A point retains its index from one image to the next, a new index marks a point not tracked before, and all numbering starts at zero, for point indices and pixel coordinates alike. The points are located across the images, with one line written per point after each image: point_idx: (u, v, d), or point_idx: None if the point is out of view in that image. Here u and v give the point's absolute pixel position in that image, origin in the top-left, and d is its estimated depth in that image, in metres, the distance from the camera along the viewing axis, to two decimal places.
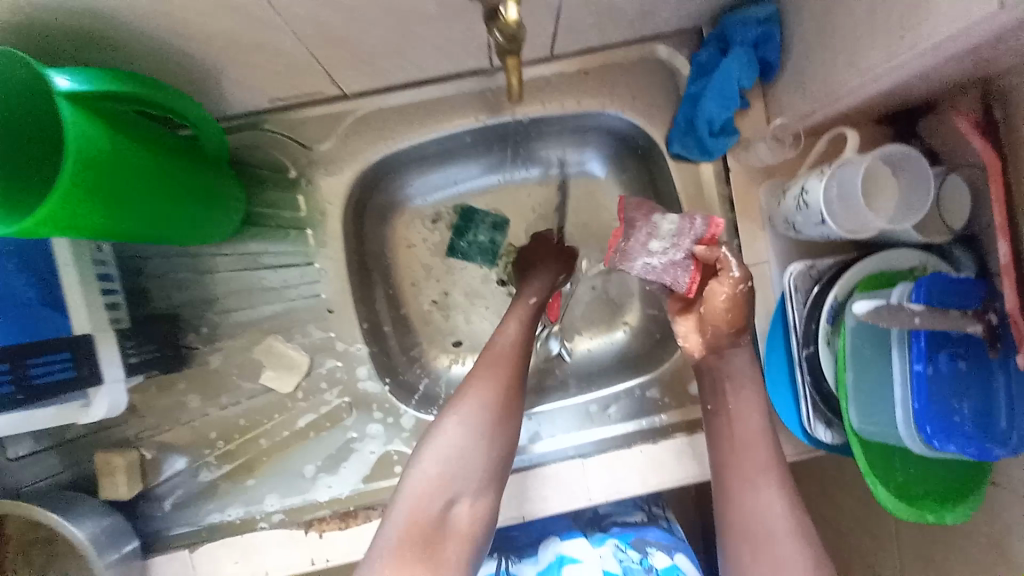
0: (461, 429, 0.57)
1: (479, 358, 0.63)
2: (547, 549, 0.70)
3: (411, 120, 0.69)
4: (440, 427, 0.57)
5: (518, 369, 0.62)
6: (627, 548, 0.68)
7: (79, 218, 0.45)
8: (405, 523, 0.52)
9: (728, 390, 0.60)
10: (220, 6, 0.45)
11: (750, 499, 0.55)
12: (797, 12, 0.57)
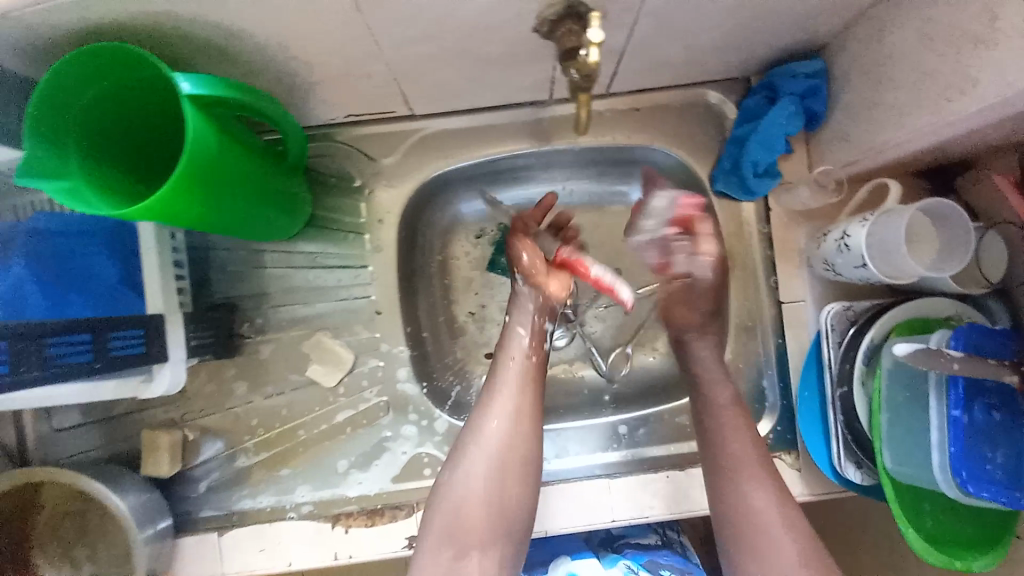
0: (490, 440, 0.59)
1: (502, 360, 0.64)
2: (557, 566, 0.70)
3: (470, 142, 0.74)
4: (471, 434, 0.60)
5: (540, 375, 0.64)
6: (639, 569, 0.68)
7: (175, 209, 0.48)
8: (441, 519, 0.57)
9: None
10: (328, 32, 0.50)
11: (750, 505, 0.58)
12: (845, 71, 0.61)
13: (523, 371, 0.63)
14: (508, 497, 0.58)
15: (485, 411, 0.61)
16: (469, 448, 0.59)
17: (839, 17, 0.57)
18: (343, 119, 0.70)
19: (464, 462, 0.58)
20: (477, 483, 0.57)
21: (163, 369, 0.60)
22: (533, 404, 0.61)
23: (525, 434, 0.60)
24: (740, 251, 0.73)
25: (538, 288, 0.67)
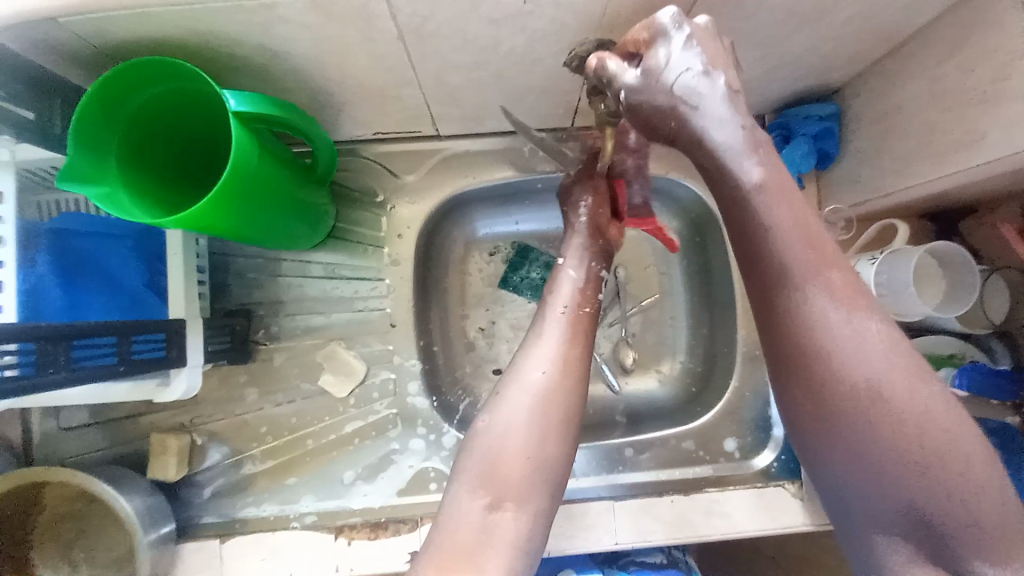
0: (531, 383, 0.51)
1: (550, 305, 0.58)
2: None
3: (491, 164, 0.76)
4: (506, 388, 0.51)
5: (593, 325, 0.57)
6: None
7: (209, 218, 0.50)
8: (479, 468, 0.47)
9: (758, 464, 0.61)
10: (370, 60, 0.52)
11: (813, 318, 0.41)
12: (856, 117, 0.64)
13: (573, 319, 0.56)
14: (550, 449, 0.49)
15: (528, 357, 0.53)
16: (508, 392, 0.51)
17: (852, 66, 0.60)
18: (370, 137, 0.71)
19: (503, 405, 0.50)
20: (517, 429, 0.49)
21: (180, 374, 0.61)
22: (581, 352, 0.54)
23: (572, 382, 0.51)
24: None
25: (600, 225, 0.64)
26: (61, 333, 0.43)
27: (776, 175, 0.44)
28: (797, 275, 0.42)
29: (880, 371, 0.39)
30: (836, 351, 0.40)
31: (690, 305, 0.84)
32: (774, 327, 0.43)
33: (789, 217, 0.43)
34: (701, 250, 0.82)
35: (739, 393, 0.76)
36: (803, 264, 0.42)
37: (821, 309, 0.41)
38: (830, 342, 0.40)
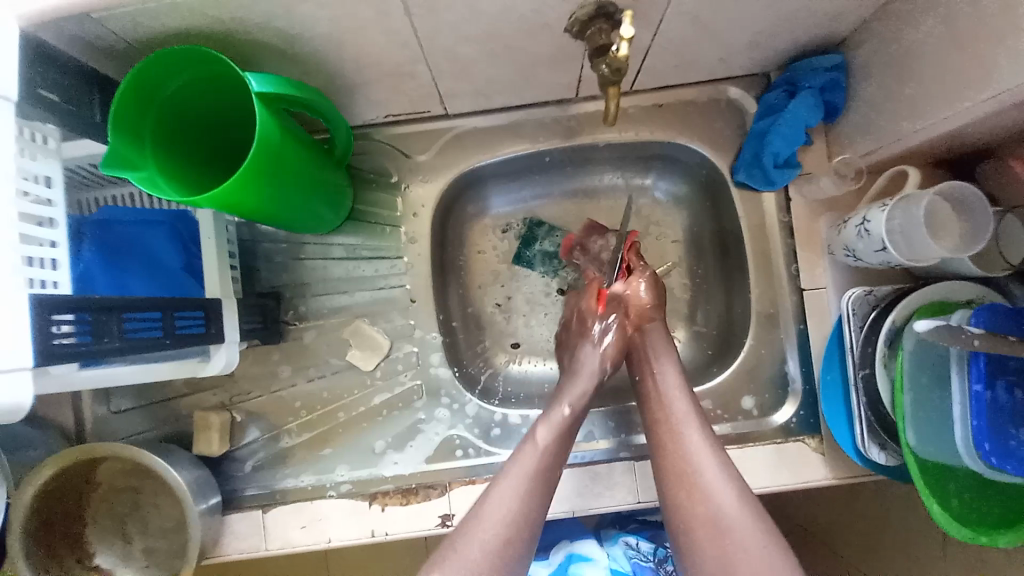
0: (485, 530, 0.56)
1: (513, 454, 0.63)
2: (558, 551, 0.77)
3: (501, 140, 0.78)
4: (465, 529, 0.56)
5: (549, 475, 0.61)
6: (640, 542, 0.77)
7: (237, 196, 0.54)
8: None
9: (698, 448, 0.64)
10: (380, 36, 0.55)
11: (683, 437, 0.60)
12: (863, 64, 0.64)
13: (534, 469, 0.61)
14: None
15: (487, 497, 0.58)
16: (466, 533, 0.56)
17: (857, 13, 0.60)
18: (384, 119, 0.75)
19: (459, 547, 0.55)
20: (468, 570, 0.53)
21: (220, 349, 0.65)
22: (537, 505, 0.59)
23: (527, 526, 0.57)
24: (761, 241, 0.76)
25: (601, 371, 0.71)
26: (111, 305, 0.47)
27: (675, 385, 0.66)
28: (677, 423, 0.62)
29: (726, 497, 0.56)
30: (696, 452, 0.59)
31: (703, 269, 0.85)
32: (663, 432, 0.62)
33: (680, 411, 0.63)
34: (713, 213, 0.83)
35: (756, 351, 0.76)
36: (684, 425, 0.62)
37: (692, 446, 0.60)
38: (692, 463, 0.58)
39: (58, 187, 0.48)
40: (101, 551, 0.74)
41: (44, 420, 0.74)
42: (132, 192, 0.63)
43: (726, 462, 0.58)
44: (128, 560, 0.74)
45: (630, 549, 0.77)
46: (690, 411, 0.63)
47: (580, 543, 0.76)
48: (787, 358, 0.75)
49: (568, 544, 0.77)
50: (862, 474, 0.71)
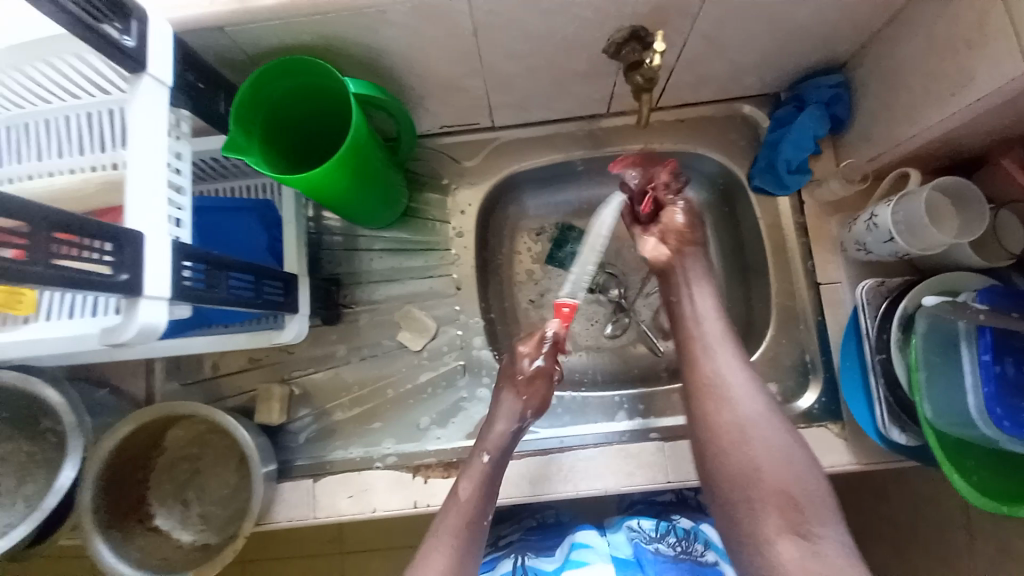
0: None
1: (441, 511, 0.65)
2: (563, 545, 0.77)
3: (539, 148, 0.88)
4: None
5: (476, 526, 0.64)
6: (641, 523, 0.79)
7: (326, 180, 0.63)
8: None
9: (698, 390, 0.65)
10: (449, 53, 0.66)
11: (715, 357, 0.66)
12: (863, 81, 0.73)
13: (461, 525, 0.63)
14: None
15: (424, 564, 0.61)
16: None
17: (854, 38, 0.70)
18: (436, 131, 0.86)
19: None
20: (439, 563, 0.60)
21: (292, 318, 0.73)
22: (469, 557, 0.62)
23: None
24: (777, 240, 0.83)
25: (520, 417, 0.72)
26: (222, 262, 0.56)
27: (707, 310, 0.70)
28: (709, 343, 0.67)
29: (751, 413, 0.61)
30: (728, 377, 0.64)
31: (724, 270, 0.92)
32: (691, 346, 0.67)
33: (710, 324, 0.68)
34: (731, 218, 0.90)
35: (776, 341, 0.81)
36: (717, 345, 0.67)
37: (727, 364, 0.65)
38: (722, 378, 0.64)
39: (186, 162, 0.55)
40: (161, 514, 0.78)
41: (121, 390, 0.82)
42: (235, 186, 0.76)
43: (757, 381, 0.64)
44: (186, 524, 0.78)
45: (631, 531, 0.78)
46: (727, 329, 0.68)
47: (579, 532, 0.77)
48: (806, 348, 0.80)
49: (568, 537, 0.77)
50: (884, 460, 0.74)
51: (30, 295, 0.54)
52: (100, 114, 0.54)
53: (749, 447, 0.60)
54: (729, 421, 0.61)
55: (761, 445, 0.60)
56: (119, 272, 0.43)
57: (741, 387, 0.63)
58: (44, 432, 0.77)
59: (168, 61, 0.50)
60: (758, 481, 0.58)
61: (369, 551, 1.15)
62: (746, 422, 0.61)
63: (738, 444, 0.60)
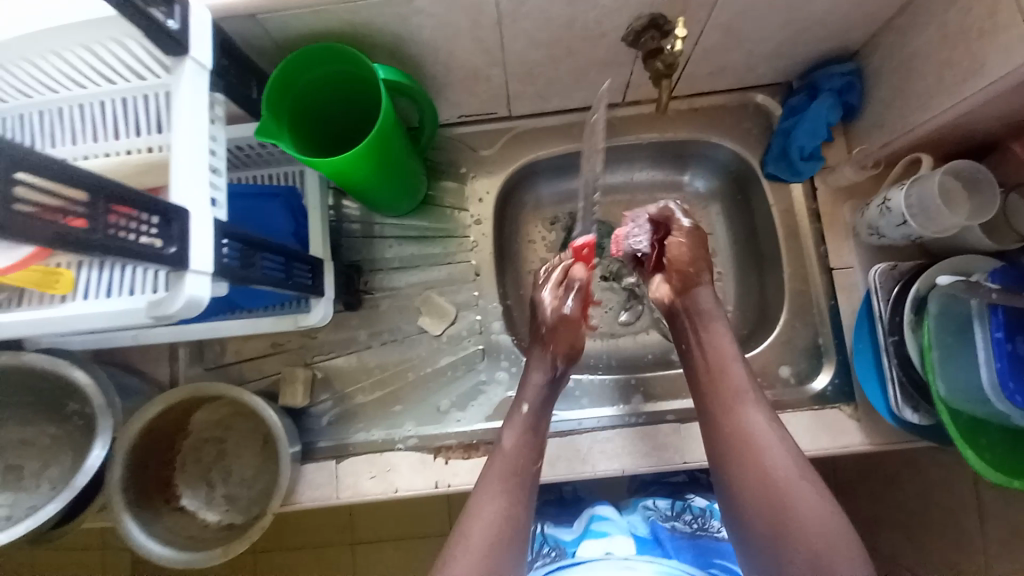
0: (471, 552, 0.58)
1: (484, 471, 0.65)
2: (581, 518, 0.81)
3: (555, 137, 0.90)
4: (449, 563, 0.58)
5: (520, 485, 0.63)
6: (658, 503, 0.83)
7: (355, 165, 0.64)
8: None
9: (730, 407, 0.65)
10: (473, 42, 0.67)
11: (743, 411, 0.65)
12: (876, 69, 0.75)
13: (507, 478, 0.63)
14: (512, 543, 0.60)
15: (472, 517, 0.61)
16: (456, 559, 0.58)
17: (867, 26, 0.72)
18: (455, 120, 0.88)
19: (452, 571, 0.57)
20: (494, 508, 0.61)
21: (318, 302, 0.75)
22: (517, 513, 0.61)
23: (512, 542, 0.60)
24: (791, 226, 0.84)
25: (551, 367, 0.73)
26: (257, 242, 0.58)
27: (730, 353, 0.69)
28: (738, 394, 0.66)
29: (784, 466, 0.60)
30: (756, 431, 0.63)
31: (737, 257, 0.93)
32: (717, 397, 0.67)
33: (736, 374, 0.67)
34: (744, 205, 0.92)
35: (790, 324, 0.83)
36: (745, 396, 0.66)
37: (754, 418, 0.64)
38: (749, 431, 0.63)
39: (221, 144, 0.54)
40: (187, 494, 0.80)
41: (146, 374, 0.83)
42: (262, 174, 0.78)
43: (785, 435, 0.63)
44: (212, 505, 0.80)
45: (648, 511, 0.82)
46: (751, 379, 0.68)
47: (598, 505, 0.81)
48: (818, 331, 0.82)
49: (588, 510, 0.81)
50: (897, 440, 0.76)
51: (67, 275, 0.53)
52: (135, 99, 0.56)
53: (785, 501, 0.58)
54: (761, 474, 0.60)
55: (797, 498, 0.57)
56: (168, 245, 0.44)
57: (770, 439, 0.62)
58: (70, 415, 0.76)
59: (207, 45, 0.51)
60: (791, 536, 0.56)
61: (379, 542, 1.14)
62: (780, 473, 0.60)
63: (772, 495, 0.58)
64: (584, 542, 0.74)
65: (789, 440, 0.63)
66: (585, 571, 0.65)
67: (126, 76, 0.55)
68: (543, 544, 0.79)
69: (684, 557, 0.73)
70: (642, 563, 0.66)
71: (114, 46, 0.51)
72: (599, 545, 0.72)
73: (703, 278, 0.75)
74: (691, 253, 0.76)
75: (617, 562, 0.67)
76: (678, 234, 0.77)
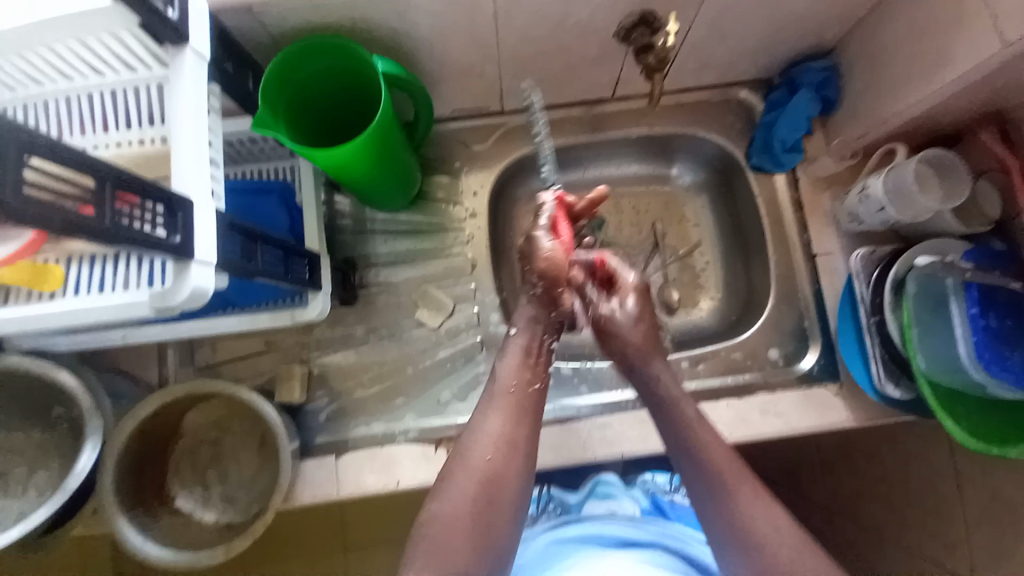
0: (472, 469, 0.57)
1: (484, 396, 0.65)
2: (588, 480, 0.91)
3: (546, 131, 0.91)
4: (447, 481, 0.57)
5: (526, 417, 0.63)
6: (656, 477, 0.92)
7: (355, 157, 0.64)
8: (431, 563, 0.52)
9: (713, 471, 0.60)
10: (467, 36, 0.68)
11: (724, 487, 0.59)
12: (851, 64, 0.78)
13: (513, 402, 0.63)
14: (512, 459, 0.59)
15: (472, 441, 0.60)
16: (454, 475, 0.58)
17: (844, 24, 0.76)
18: (446, 114, 0.88)
19: (449, 488, 0.57)
20: (495, 424, 0.61)
21: (315, 296, 0.75)
22: (521, 435, 0.61)
23: (514, 463, 0.59)
24: (775, 215, 0.88)
25: (541, 296, 0.71)
26: (259, 234, 0.59)
27: (702, 427, 0.63)
28: (715, 460, 0.60)
29: (774, 530, 0.55)
30: (739, 502, 0.57)
31: (724, 247, 0.96)
32: (693, 459, 0.61)
33: (708, 441, 0.62)
34: (730, 196, 0.95)
35: (776, 310, 0.86)
36: (721, 463, 0.60)
37: (734, 487, 0.58)
38: (735, 504, 0.57)
39: (218, 137, 0.54)
40: (182, 496, 0.78)
41: (136, 377, 0.81)
42: (256, 170, 0.78)
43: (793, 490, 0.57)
44: (208, 505, 0.78)
45: (646, 484, 0.90)
46: (719, 440, 0.62)
47: (604, 473, 0.89)
48: (804, 316, 0.85)
49: (594, 475, 0.90)
50: (880, 418, 0.79)
51: (59, 270, 0.52)
52: (124, 91, 0.55)
53: (778, 565, 0.53)
54: (753, 544, 0.55)
55: (788, 571, 0.53)
56: (172, 235, 0.44)
57: (751, 504, 0.57)
58: (55, 421, 0.73)
59: (206, 35, 0.51)
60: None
61: (370, 545, 1.11)
62: (768, 533, 0.55)
63: (769, 561, 0.54)
64: (589, 501, 0.85)
65: (772, 509, 0.57)
66: (596, 527, 0.72)
67: (116, 69, 0.54)
68: (548, 502, 0.89)
69: (685, 519, 0.84)
70: (649, 523, 0.73)
71: (104, 40, 0.50)
72: (603, 505, 0.83)
73: (654, 365, 0.71)
74: (634, 338, 0.73)
75: (623, 521, 0.73)
76: (622, 289, 0.76)
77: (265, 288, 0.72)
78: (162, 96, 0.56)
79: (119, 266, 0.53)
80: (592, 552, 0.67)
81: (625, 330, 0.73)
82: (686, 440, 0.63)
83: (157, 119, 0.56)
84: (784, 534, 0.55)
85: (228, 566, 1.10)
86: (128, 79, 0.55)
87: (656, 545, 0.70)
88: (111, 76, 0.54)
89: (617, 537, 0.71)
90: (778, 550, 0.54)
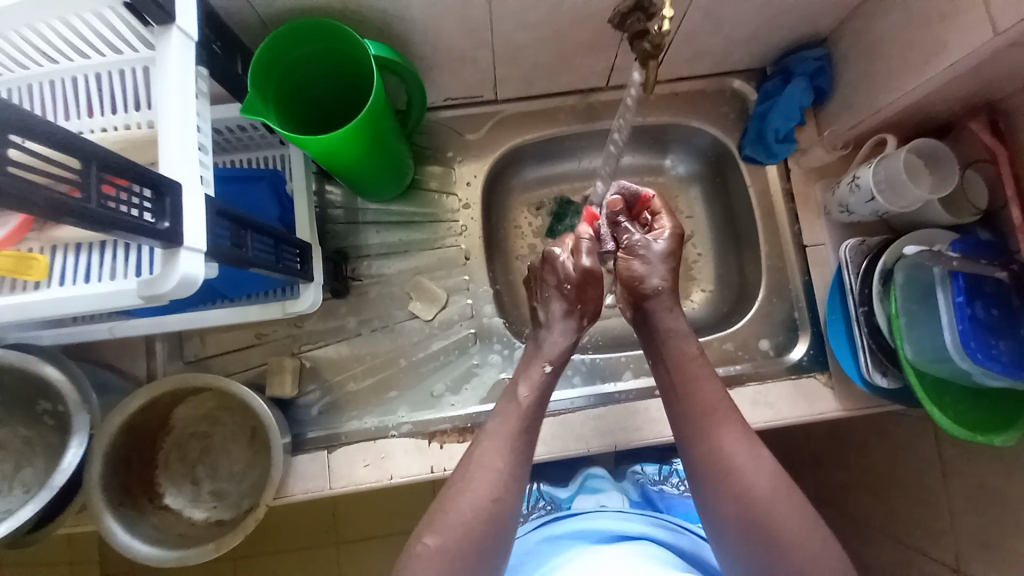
0: (473, 499, 0.59)
1: (487, 425, 0.65)
2: (577, 475, 0.91)
3: (539, 121, 0.90)
4: (447, 508, 0.59)
5: (526, 454, 0.63)
6: (645, 468, 0.93)
7: (348, 141, 0.63)
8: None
9: (711, 424, 0.61)
10: (461, 20, 0.67)
11: (721, 443, 0.60)
12: (843, 54, 0.79)
13: (516, 436, 0.63)
14: (513, 496, 0.60)
15: (473, 469, 0.61)
16: (453, 500, 0.59)
17: (836, 14, 0.76)
18: (440, 103, 0.87)
19: (447, 516, 0.58)
20: (499, 460, 0.61)
21: (307, 288, 0.73)
22: (521, 470, 0.62)
23: (514, 501, 0.60)
24: (768, 206, 0.88)
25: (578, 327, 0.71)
26: (248, 222, 0.57)
27: (705, 385, 0.64)
28: (716, 418, 0.61)
29: (766, 487, 0.57)
30: (735, 460, 0.59)
31: (716, 238, 0.97)
32: (694, 416, 0.62)
33: (710, 397, 0.63)
34: (723, 187, 0.96)
35: (768, 300, 0.87)
36: (721, 419, 0.61)
37: (730, 445, 0.60)
38: (731, 460, 0.59)
39: (206, 121, 0.52)
40: (171, 492, 0.77)
41: (122, 370, 0.79)
42: (244, 158, 0.76)
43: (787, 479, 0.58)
44: (198, 502, 0.77)
45: (637, 475, 0.91)
46: (720, 395, 0.63)
47: (593, 468, 0.90)
48: (795, 306, 0.86)
49: (583, 472, 0.91)
50: (869, 405, 0.80)
51: (42, 259, 0.50)
52: (108, 74, 0.53)
53: (769, 525, 0.55)
54: (745, 502, 0.57)
55: (779, 530, 0.55)
56: (160, 220, 0.43)
57: (749, 465, 0.58)
58: (42, 414, 0.71)
59: (193, 15, 0.49)
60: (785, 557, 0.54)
61: (362, 542, 1.10)
62: (761, 493, 0.57)
63: (760, 518, 0.56)
64: (578, 497, 0.86)
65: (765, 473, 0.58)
66: (579, 523, 0.72)
67: (98, 50, 0.52)
68: (539, 499, 0.89)
69: (674, 511, 0.85)
70: (637, 516, 0.74)
71: (85, 18, 0.49)
72: (592, 499, 0.84)
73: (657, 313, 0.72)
74: (662, 273, 0.69)
75: (612, 514, 0.74)
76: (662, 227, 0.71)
77: (255, 280, 0.71)
78: (148, 80, 0.54)
79: (104, 255, 0.52)
80: (583, 548, 0.67)
81: (651, 264, 0.69)
82: (687, 398, 0.64)
83: (144, 104, 0.53)
84: (776, 494, 0.57)
85: (217, 565, 1.09)
86: (114, 62, 0.53)
87: (644, 537, 0.70)
88: (96, 58, 0.52)
89: (606, 534, 0.71)
90: (771, 512, 0.56)
